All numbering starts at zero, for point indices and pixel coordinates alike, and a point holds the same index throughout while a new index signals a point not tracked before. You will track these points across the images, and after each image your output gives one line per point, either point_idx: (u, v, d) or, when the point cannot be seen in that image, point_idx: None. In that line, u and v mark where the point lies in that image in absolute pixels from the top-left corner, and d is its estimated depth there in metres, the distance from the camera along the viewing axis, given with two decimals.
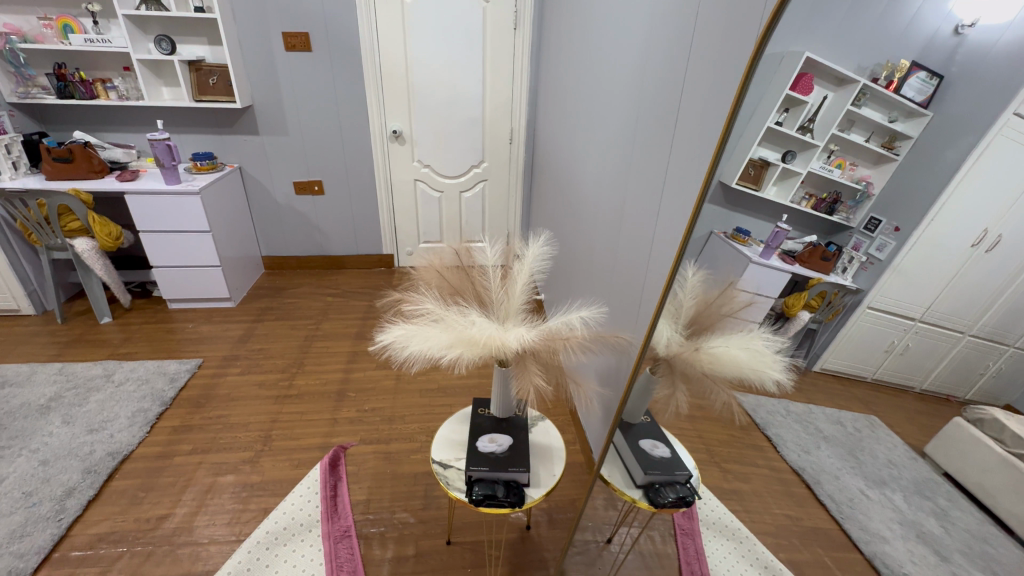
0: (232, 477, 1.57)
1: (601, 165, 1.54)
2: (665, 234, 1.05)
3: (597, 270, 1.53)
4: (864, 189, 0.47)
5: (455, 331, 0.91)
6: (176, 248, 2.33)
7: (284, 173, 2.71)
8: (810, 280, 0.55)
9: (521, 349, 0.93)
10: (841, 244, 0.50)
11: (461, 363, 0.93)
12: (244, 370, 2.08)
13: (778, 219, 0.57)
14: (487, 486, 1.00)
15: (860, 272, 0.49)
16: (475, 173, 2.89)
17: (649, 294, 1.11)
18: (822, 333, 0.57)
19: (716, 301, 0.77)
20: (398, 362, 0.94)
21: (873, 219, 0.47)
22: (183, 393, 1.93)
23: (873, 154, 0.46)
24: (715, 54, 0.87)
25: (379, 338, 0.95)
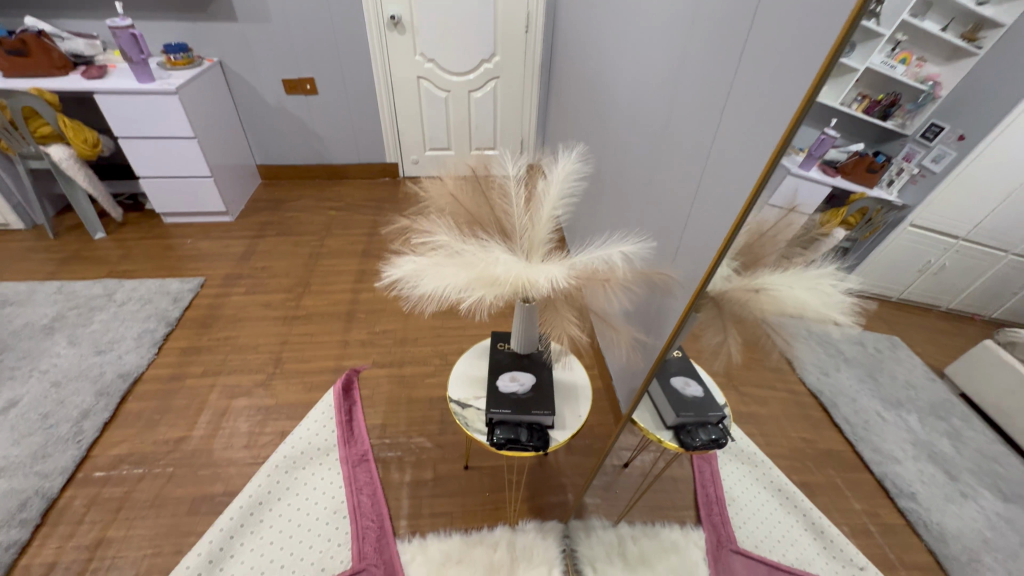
0: (246, 400, 1.55)
1: (642, 57, 1.28)
2: (733, 156, 0.84)
3: (632, 187, 1.35)
4: (931, 91, 0.39)
5: (476, 270, 0.78)
6: (162, 157, 2.14)
7: (271, 69, 2.40)
8: (852, 195, 0.49)
9: (553, 290, 0.80)
10: (891, 155, 0.44)
11: (484, 305, 0.81)
12: (249, 289, 1.99)
13: (824, 125, 0.51)
14: (510, 429, 0.94)
15: (909, 186, 0.43)
16: (486, 68, 2.55)
17: (706, 233, 0.92)
18: (855, 253, 0.52)
19: (773, 234, 0.64)
20: (411, 302, 0.82)
21: (934, 126, 0.41)
22: (189, 313, 1.87)
23: (945, 47, 0.38)
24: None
25: (386, 274, 0.83)
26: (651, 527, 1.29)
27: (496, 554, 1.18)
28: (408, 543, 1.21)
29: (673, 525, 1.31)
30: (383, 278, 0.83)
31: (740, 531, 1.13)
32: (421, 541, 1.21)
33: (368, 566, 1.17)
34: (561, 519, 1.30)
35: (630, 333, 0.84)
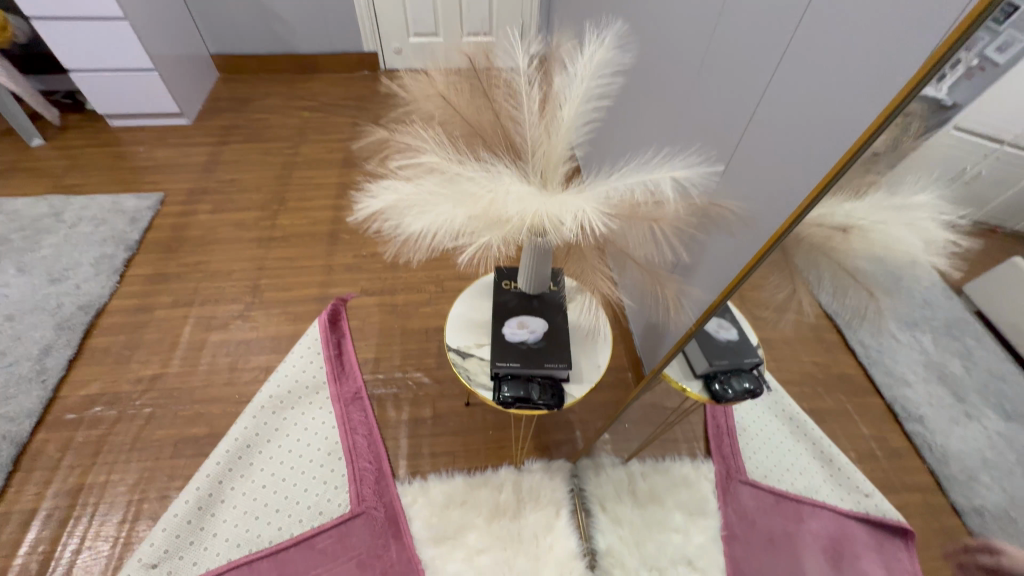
0: (223, 334, 1.41)
1: None
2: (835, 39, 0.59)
3: (662, 78, 1.08)
4: None
5: (479, 206, 0.59)
6: (90, 44, 1.77)
7: None
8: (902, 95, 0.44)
9: (580, 234, 0.62)
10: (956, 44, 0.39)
11: (489, 252, 0.65)
12: (215, 205, 1.76)
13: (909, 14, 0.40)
14: (520, 384, 0.81)
15: (963, 81, 0.41)
16: None
17: (779, 154, 0.70)
18: (887, 155, 0.50)
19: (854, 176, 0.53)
20: (397, 249, 0.65)
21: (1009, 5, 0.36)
22: (151, 234, 1.67)
23: None
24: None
25: (360, 211, 0.64)
26: (662, 463, 1.25)
27: (501, 495, 1.14)
28: (408, 486, 1.15)
29: (683, 460, 1.26)
30: (357, 217, 0.65)
31: (750, 462, 1.16)
32: (422, 483, 1.16)
33: (368, 509, 1.12)
34: (569, 458, 1.24)
35: (674, 287, 0.68)
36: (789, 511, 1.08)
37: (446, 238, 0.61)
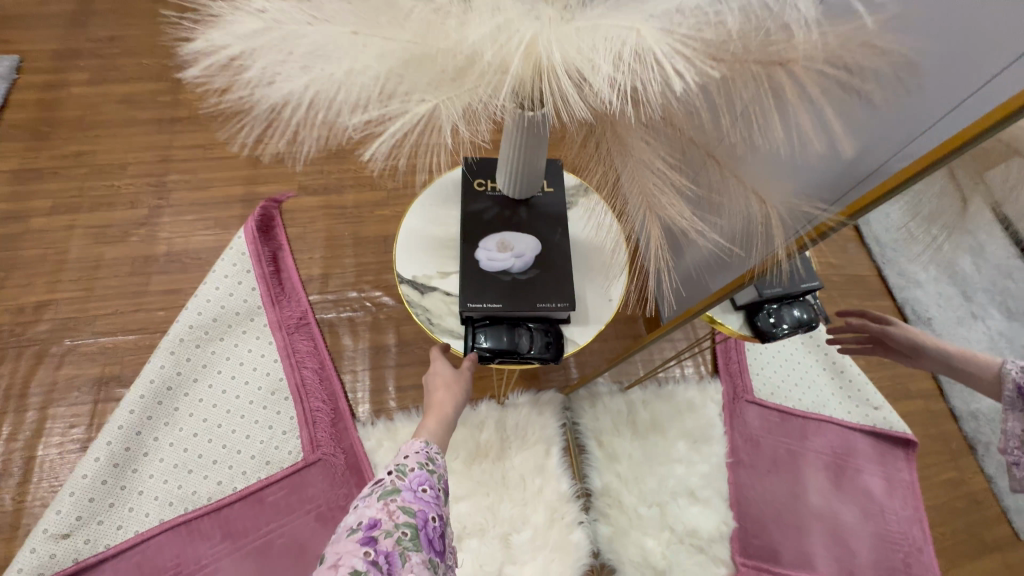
0: (124, 248, 1.11)
1: None
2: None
3: None
4: None
5: (394, 56, 0.35)
6: None
7: None
8: None
9: (626, 100, 0.38)
10: None
11: (428, 146, 0.40)
12: (93, 74, 1.33)
13: None
14: (501, 330, 0.60)
15: None
16: None
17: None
18: None
19: None
20: (266, 141, 0.39)
21: None
22: (11, 115, 1.26)
23: None
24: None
25: (195, 71, 0.36)
26: (665, 388, 1.08)
27: (483, 434, 0.98)
28: (371, 428, 0.97)
29: (689, 382, 1.10)
30: (191, 81, 0.37)
31: (756, 378, 1.05)
32: (388, 424, 0.98)
33: (326, 456, 0.94)
34: (560, 388, 1.07)
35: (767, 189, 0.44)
36: (793, 426, 1.03)
37: (344, 118, 0.36)
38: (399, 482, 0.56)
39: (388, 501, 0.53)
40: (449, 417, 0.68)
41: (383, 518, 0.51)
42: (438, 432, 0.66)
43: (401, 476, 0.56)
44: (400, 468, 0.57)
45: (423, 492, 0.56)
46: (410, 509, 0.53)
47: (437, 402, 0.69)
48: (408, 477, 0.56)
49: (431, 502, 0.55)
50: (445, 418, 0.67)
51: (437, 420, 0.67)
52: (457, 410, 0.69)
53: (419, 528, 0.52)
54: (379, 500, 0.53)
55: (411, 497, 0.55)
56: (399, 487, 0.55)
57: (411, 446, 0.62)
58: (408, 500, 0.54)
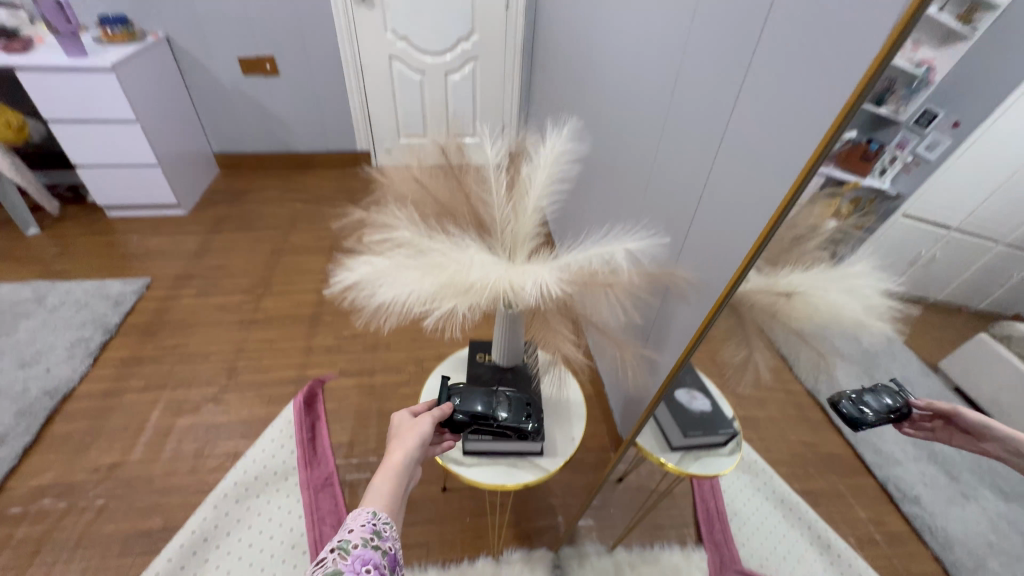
0: (193, 417, 1.37)
1: (632, 18, 1.10)
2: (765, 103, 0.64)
3: (624, 174, 1.16)
4: (924, 77, 0.40)
5: (443, 275, 0.63)
6: (99, 142, 1.91)
7: (223, 46, 2.15)
8: (848, 184, 0.49)
9: (542, 299, 0.66)
10: (884, 142, 0.44)
11: (450, 323, 0.68)
12: (202, 289, 1.80)
13: (846, 131, 0.45)
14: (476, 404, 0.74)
15: (901, 174, 0.45)
16: (464, 48, 2.30)
17: (730, 213, 0.72)
18: (855, 241, 0.53)
19: (795, 241, 0.56)
20: (367, 316, 0.67)
21: (928, 114, 0.41)
22: (132, 318, 1.67)
23: (942, 32, 0.38)
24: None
25: (334, 284, 0.67)
26: (650, 552, 1.14)
27: None
28: None
29: (673, 547, 1.14)
30: (331, 287, 0.67)
31: (744, 550, 1.06)
32: None
33: None
34: (551, 548, 1.16)
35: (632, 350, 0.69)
36: None
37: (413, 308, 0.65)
38: (341, 564, 0.50)
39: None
40: (404, 476, 0.61)
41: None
42: (388, 498, 0.58)
43: (344, 556, 0.51)
44: (343, 544, 0.52)
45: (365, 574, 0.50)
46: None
47: (397, 455, 0.62)
48: (350, 557, 0.51)
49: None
50: (400, 476, 0.61)
51: (392, 478, 0.60)
52: (412, 471, 0.63)
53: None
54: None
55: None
56: (341, 569, 0.50)
57: (356, 517, 0.55)
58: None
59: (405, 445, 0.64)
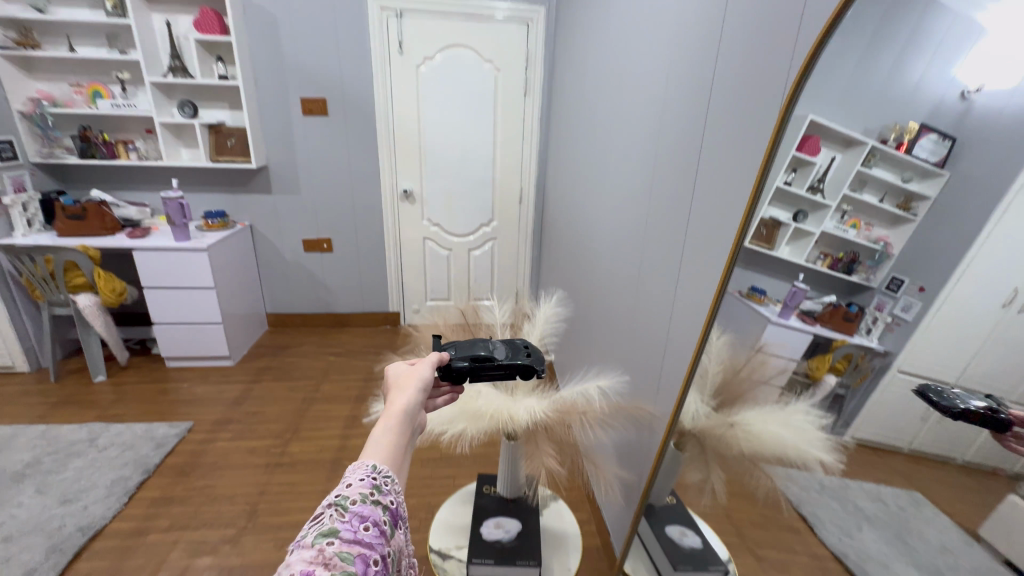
0: (209, 559, 1.41)
1: (608, 216, 1.45)
2: (694, 284, 0.89)
3: (610, 331, 1.39)
4: (883, 249, 0.46)
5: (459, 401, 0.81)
6: (179, 304, 2.28)
7: (293, 231, 2.69)
8: (834, 342, 0.52)
9: (534, 424, 0.82)
10: (864, 305, 0.48)
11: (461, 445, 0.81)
12: (236, 434, 1.95)
13: (795, 278, 0.58)
14: (469, 357, 0.72)
15: (887, 332, 0.45)
16: (485, 231, 2.82)
17: (678, 360, 0.93)
18: (850, 402, 0.50)
19: (744, 369, 0.69)
20: None
21: (895, 279, 0.45)
22: (169, 459, 1.80)
23: (887, 215, 0.45)
24: (744, 56, 0.76)
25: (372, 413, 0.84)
26: None
27: None
28: None
29: None
30: (368, 416, 0.84)
31: None
32: None
33: None
34: None
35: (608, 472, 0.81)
36: None
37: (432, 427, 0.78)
38: (338, 523, 0.46)
39: (323, 546, 0.43)
40: (407, 423, 0.59)
41: (319, 568, 0.41)
42: (394, 444, 0.56)
43: (341, 514, 0.47)
44: (341, 500, 0.48)
45: (364, 532, 0.47)
46: (350, 553, 0.44)
47: (400, 403, 0.60)
48: (348, 515, 0.47)
49: (377, 539, 0.47)
50: (404, 422, 0.59)
51: (397, 423, 0.58)
52: (415, 419, 0.61)
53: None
54: (314, 543, 0.44)
55: (350, 539, 0.45)
56: (338, 527, 0.46)
57: (355, 472, 0.51)
58: (348, 543, 0.45)
59: (407, 395, 0.62)
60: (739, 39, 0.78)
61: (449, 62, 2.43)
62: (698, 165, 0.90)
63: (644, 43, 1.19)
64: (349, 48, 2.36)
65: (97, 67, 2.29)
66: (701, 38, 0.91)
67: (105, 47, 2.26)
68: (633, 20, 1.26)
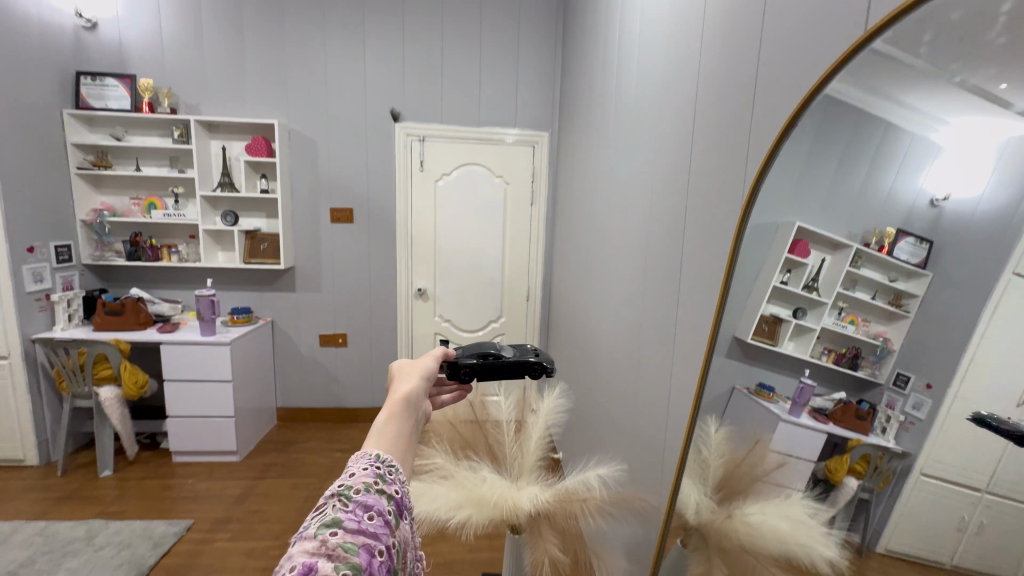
0: None
1: (607, 314, 1.56)
2: (685, 375, 0.96)
3: (613, 424, 1.41)
4: (884, 344, 0.47)
5: (465, 487, 0.83)
6: (195, 397, 2.35)
7: (312, 327, 2.82)
8: (850, 442, 0.50)
9: (537, 511, 0.84)
10: (876, 402, 0.47)
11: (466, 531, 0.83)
12: (235, 534, 1.90)
13: (801, 374, 0.58)
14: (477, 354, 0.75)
15: (902, 432, 0.44)
16: (493, 327, 2.93)
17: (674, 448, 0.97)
18: (877, 507, 0.44)
19: (745, 463, 0.64)
20: None
21: (901, 375, 0.45)
22: (163, 560, 1.75)
23: (883, 312, 0.47)
24: (709, 183, 0.92)
25: None
26: None
27: None
28: None
29: None
30: None
31: None
32: None
33: None
34: None
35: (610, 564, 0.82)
36: None
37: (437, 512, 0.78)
38: (341, 512, 0.43)
39: (326, 536, 0.40)
40: (413, 407, 0.61)
41: (322, 559, 0.38)
42: (400, 425, 0.57)
43: (344, 503, 0.44)
44: (344, 491, 0.45)
45: (369, 522, 0.44)
46: (354, 543, 0.41)
47: (405, 388, 0.62)
48: (352, 504, 0.44)
49: (383, 529, 0.44)
50: (410, 407, 0.61)
51: (404, 407, 0.60)
52: (421, 404, 0.63)
53: (365, 570, 0.39)
54: (316, 534, 0.40)
55: (354, 530, 0.42)
56: (341, 517, 0.42)
57: (358, 462, 0.50)
58: (351, 534, 0.41)
59: (412, 382, 0.64)
60: (705, 167, 0.94)
61: (464, 177, 2.73)
62: (680, 270, 1.02)
63: (631, 168, 1.39)
64: (376, 167, 2.69)
65: (157, 184, 2.62)
66: (677, 165, 1.08)
67: (166, 167, 2.61)
68: (622, 150, 1.48)
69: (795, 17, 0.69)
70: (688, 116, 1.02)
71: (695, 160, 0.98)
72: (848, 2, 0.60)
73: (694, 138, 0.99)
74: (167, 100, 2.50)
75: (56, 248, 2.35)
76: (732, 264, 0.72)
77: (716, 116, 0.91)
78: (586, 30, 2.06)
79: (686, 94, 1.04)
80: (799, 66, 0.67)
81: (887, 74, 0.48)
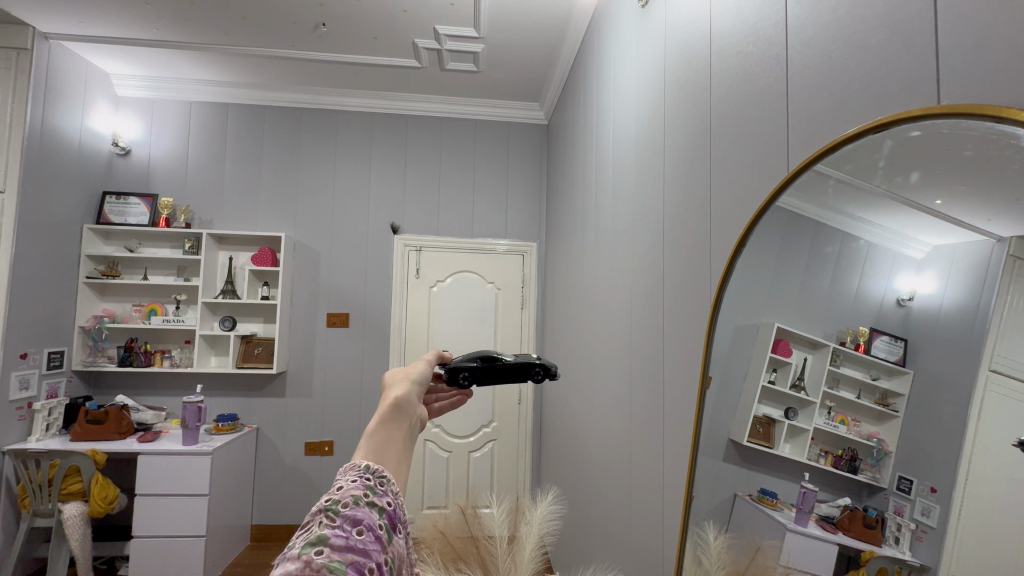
0: None
1: (598, 417, 1.57)
2: (676, 476, 0.96)
3: (609, 536, 1.36)
4: (879, 446, 0.43)
5: None
6: (166, 513, 2.20)
7: (298, 434, 2.74)
8: (863, 554, 0.44)
9: None
10: (882, 509, 0.42)
11: None
12: None
13: (801, 478, 0.54)
14: (477, 357, 0.66)
15: (917, 542, 0.38)
16: (484, 432, 2.87)
17: (669, 553, 0.95)
18: None
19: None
20: None
21: (904, 479, 0.41)
22: None
23: (872, 411, 0.45)
24: (681, 292, 1.01)
25: None
26: None
27: None
28: None
29: None
30: None
31: None
32: None
33: None
34: None
35: None
36: None
37: None
38: (327, 529, 0.34)
39: (310, 556, 0.31)
40: (405, 418, 0.47)
41: None
42: (383, 442, 0.43)
43: (332, 518, 0.35)
44: (331, 505, 0.36)
45: (358, 539, 0.34)
46: (342, 563, 0.32)
47: (394, 393, 0.47)
48: (340, 519, 0.35)
49: (377, 547, 0.35)
50: (399, 417, 0.46)
51: (390, 418, 0.45)
52: (415, 414, 0.48)
53: None
54: (300, 554, 0.31)
55: (342, 547, 0.33)
56: (328, 534, 0.33)
57: (345, 475, 0.40)
58: (339, 552, 0.32)
59: (402, 388, 0.49)
60: (679, 276, 1.03)
61: (458, 284, 2.87)
62: (663, 372, 1.07)
63: (612, 276, 1.51)
64: (374, 275, 2.84)
65: (160, 291, 2.71)
66: (653, 275, 1.18)
67: (172, 275, 2.73)
68: (604, 261, 1.61)
69: (736, 163, 0.82)
70: (659, 235, 1.16)
71: (669, 270, 1.08)
72: (775, 151, 0.72)
73: (665, 253, 1.11)
74: (183, 216, 2.69)
75: (50, 354, 2.37)
76: (708, 359, 0.84)
77: (682, 235, 1.03)
78: (567, 157, 2.34)
79: (656, 215, 1.18)
80: (744, 199, 0.79)
81: (839, 197, 0.53)
